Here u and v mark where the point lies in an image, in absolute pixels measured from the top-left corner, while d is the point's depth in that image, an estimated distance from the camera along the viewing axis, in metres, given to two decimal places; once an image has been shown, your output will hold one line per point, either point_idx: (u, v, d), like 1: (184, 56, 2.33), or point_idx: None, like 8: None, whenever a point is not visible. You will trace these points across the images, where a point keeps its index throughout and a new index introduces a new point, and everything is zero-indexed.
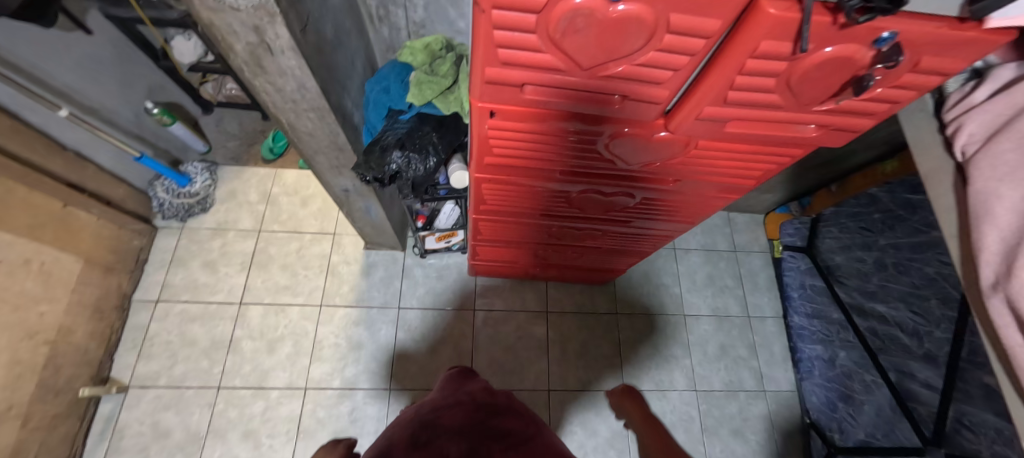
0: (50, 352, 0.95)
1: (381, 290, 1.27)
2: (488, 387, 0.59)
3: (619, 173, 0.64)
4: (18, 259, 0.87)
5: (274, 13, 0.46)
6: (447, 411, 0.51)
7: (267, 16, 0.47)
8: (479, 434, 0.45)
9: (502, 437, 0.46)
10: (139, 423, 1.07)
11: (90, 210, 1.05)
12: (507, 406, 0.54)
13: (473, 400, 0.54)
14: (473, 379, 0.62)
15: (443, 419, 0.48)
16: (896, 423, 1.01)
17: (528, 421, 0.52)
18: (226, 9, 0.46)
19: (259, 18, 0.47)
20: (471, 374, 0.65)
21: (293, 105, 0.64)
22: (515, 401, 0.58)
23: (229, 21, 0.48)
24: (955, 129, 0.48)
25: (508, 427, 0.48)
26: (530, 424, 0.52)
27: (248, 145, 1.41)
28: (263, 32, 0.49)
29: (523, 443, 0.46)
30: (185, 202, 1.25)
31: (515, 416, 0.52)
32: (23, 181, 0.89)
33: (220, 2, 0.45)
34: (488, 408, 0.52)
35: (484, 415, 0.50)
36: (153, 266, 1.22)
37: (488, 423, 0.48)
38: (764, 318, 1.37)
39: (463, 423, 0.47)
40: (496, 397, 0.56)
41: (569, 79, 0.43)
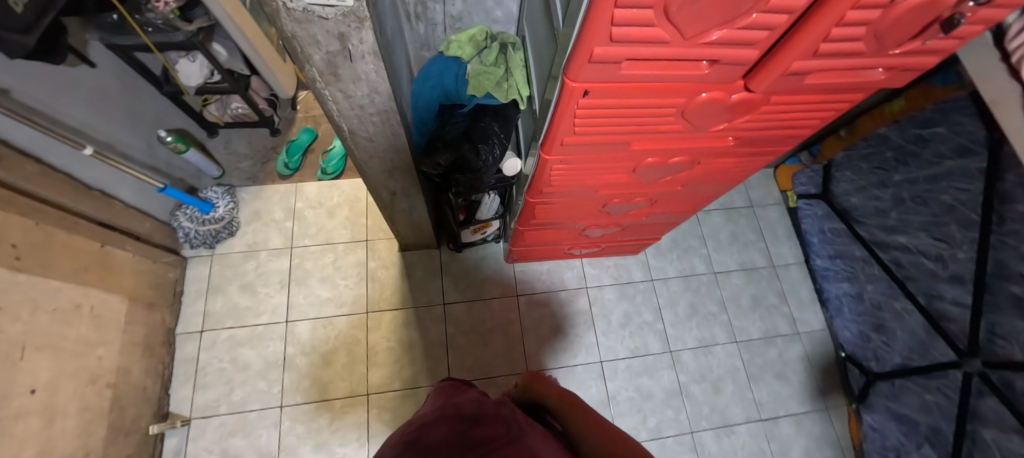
0: (113, 395, 0.94)
1: (424, 289, 1.28)
2: (477, 398, 0.60)
3: (687, 140, 0.66)
4: (67, 305, 0.86)
5: (363, 18, 0.47)
6: (428, 430, 0.51)
7: (355, 22, 0.47)
8: (455, 446, 0.45)
9: (476, 445, 0.45)
10: (208, 452, 1.07)
11: (125, 247, 1.03)
12: (493, 414, 0.54)
13: (457, 414, 0.54)
14: (460, 394, 0.63)
15: (427, 436, 0.48)
16: (930, 343, 1.07)
17: (510, 424, 0.52)
18: (313, 19, 0.46)
19: (347, 24, 0.47)
20: (460, 388, 0.66)
21: (359, 111, 0.64)
22: (505, 407, 0.58)
23: (313, 31, 0.48)
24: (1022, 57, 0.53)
25: (488, 434, 0.48)
26: (514, 429, 0.50)
27: (262, 164, 1.39)
28: (347, 39, 0.50)
29: (496, 446, 0.45)
30: (211, 228, 1.23)
31: (497, 422, 0.51)
32: (62, 225, 0.87)
33: (309, 13, 0.45)
34: (472, 419, 0.52)
35: (466, 425, 0.50)
36: (191, 297, 1.20)
37: (469, 434, 0.48)
38: (788, 265, 1.45)
39: (441, 436, 0.48)
40: (482, 407, 0.56)
41: (668, 50, 0.45)
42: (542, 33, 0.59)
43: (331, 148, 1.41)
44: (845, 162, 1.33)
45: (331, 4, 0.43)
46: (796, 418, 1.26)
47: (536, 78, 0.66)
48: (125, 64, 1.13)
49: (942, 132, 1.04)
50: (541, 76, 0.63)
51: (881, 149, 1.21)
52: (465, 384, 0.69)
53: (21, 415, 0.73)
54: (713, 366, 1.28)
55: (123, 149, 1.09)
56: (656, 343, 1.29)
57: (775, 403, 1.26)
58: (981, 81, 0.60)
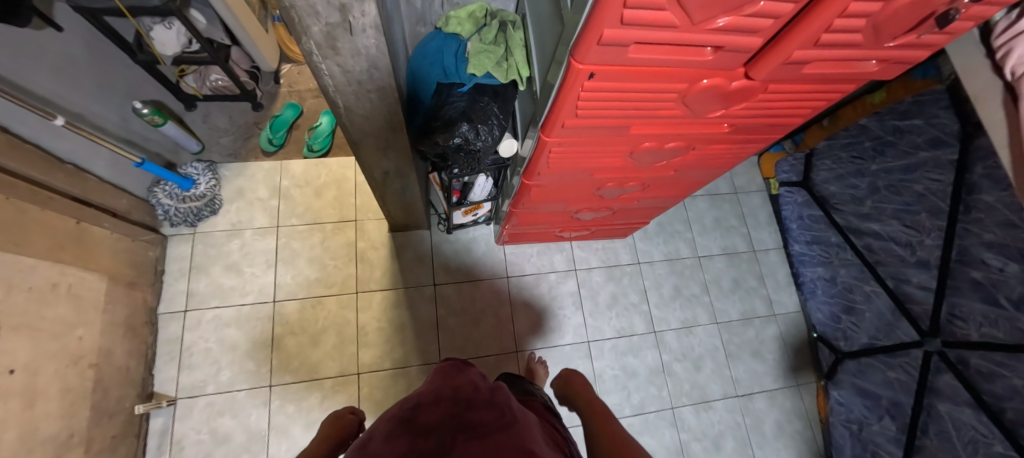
0: (96, 375, 0.92)
1: (416, 269, 1.27)
2: (474, 381, 0.62)
3: (684, 126, 0.67)
4: (45, 284, 0.83)
5: None
6: (423, 407, 0.54)
7: None
8: (449, 428, 0.49)
9: (469, 429, 0.48)
10: (196, 432, 1.06)
11: (102, 224, 0.99)
12: (487, 399, 0.56)
13: (453, 395, 0.57)
14: (458, 375, 0.65)
15: (421, 416, 0.52)
16: (896, 324, 1.14)
17: (504, 410, 0.54)
18: None
19: None
20: (460, 367, 0.68)
21: (356, 87, 0.63)
22: (500, 392, 0.61)
23: (313, 2, 0.45)
24: (1005, 53, 0.55)
25: (482, 420, 0.51)
26: (506, 414, 0.53)
27: (244, 139, 1.35)
28: (349, 11, 0.48)
29: (488, 432, 0.48)
30: (192, 206, 1.19)
31: (491, 409, 0.54)
32: (33, 200, 0.83)
33: None
34: (466, 403, 0.54)
35: (459, 407, 0.53)
36: (172, 276, 1.17)
37: (462, 417, 0.51)
38: (768, 250, 1.51)
39: (435, 417, 0.51)
40: (477, 389, 0.59)
41: (676, 34, 0.45)
42: (548, 12, 0.57)
43: (318, 125, 1.37)
44: (827, 151, 1.37)
45: None
46: (769, 394, 1.33)
47: (538, 60, 0.65)
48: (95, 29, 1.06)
49: (918, 124, 1.08)
50: (544, 58, 0.62)
51: (861, 139, 1.26)
52: (465, 365, 0.71)
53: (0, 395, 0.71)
54: (694, 346, 1.34)
55: (96, 120, 1.03)
56: (641, 324, 1.33)
57: (751, 380, 1.33)
58: (964, 75, 0.63)
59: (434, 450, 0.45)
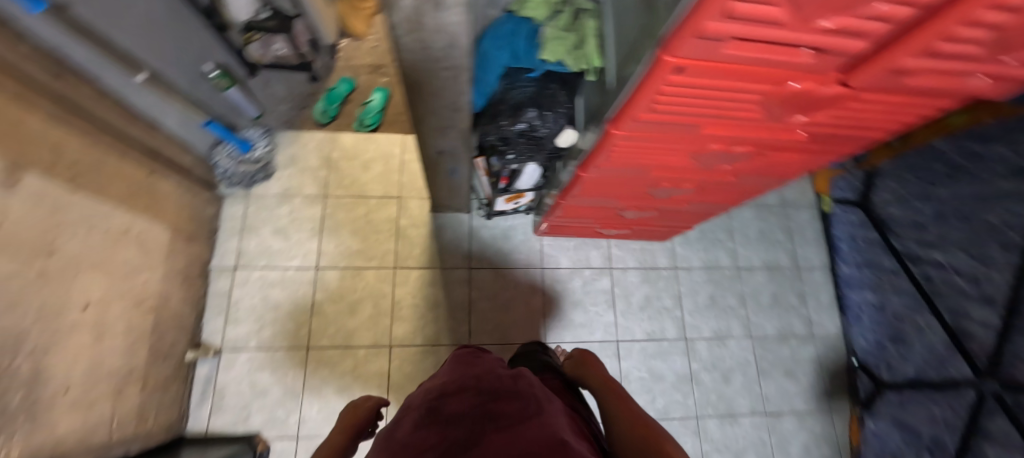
0: (155, 319, 0.98)
1: (453, 251, 1.29)
2: (496, 370, 0.66)
3: (759, 129, 0.65)
4: (117, 229, 0.88)
5: None
6: (450, 399, 0.58)
7: None
8: (475, 419, 0.52)
9: (495, 419, 0.52)
10: (237, 383, 1.12)
11: (169, 179, 1.04)
12: (510, 388, 0.60)
13: (476, 385, 0.60)
14: (479, 365, 0.69)
15: (447, 406, 0.56)
16: (949, 359, 1.07)
17: (528, 400, 0.57)
18: None
19: None
20: (480, 357, 0.72)
21: (431, 64, 0.64)
22: (523, 380, 0.64)
23: None
24: None
25: (507, 409, 0.54)
26: (530, 404, 0.56)
27: (299, 108, 1.41)
28: None
29: (514, 421, 0.51)
30: (248, 169, 1.24)
31: (515, 398, 0.57)
32: (113, 150, 0.88)
33: None
34: (489, 392, 0.58)
35: (484, 397, 0.57)
36: (226, 234, 1.22)
37: (487, 407, 0.55)
38: (812, 268, 1.46)
39: (461, 408, 0.55)
40: (500, 379, 0.62)
41: (778, 32, 0.43)
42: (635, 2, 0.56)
43: (370, 101, 1.40)
44: (890, 171, 1.29)
45: None
46: (799, 415, 1.29)
47: (615, 52, 0.64)
48: None
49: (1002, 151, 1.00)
50: (624, 49, 0.60)
51: (930, 162, 1.16)
52: (483, 355, 0.75)
53: (74, 328, 0.77)
54: (726, 357, 1.31)
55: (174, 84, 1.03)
56: (673, 330, 1.31)
57: (781, 399, 1.30)
58: None
59: (463, 440, 0.49)
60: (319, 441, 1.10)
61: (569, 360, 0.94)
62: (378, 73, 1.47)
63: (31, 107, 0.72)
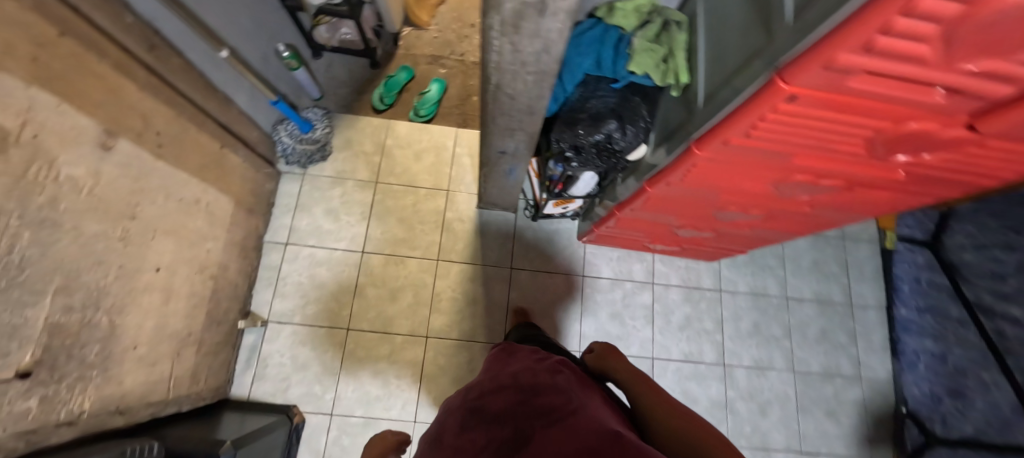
0: (214, 286, 1.02)
1: (495, 249, 1.29)
2: (532, 365, 0.69)
3: (856, 165, 0.61)
4: (190, 198, 0.92)
5: None
6: (493, 397, 0.62)
7: None
8: (521, 416, 0.56)
9: (542, 414, 0.54)
10: (280, 355, 1.16)
11: (238, 153, 1.08)
12: (550, 382, 0.62)
13: (517, 382, 0.63)
14: (513, 363, 0.72)
15: (492, 404, 0.60)
16: (1014, 423, 1.15)
17: (571, 392, 0.60)
18: None
19: None
20: (513, 355, 0.75)
21: (517, 67, 0.63)
22: (561, 373, 0.66)
23: None
24: None
25: (551, 402, 0.57)
26: (572, 396, 0.58)
27: (358, 93, 1.42)
28: None
29: (561, 414, 0.54)
30: (307, 148, 1.27)
31: (556, 391, 0.59)
32: (194, 122, 0.92)
33: None
34: (530, 388, 0.61)
35: (526, 394, 0.60)
36: (280, 210, 1.26)
37: (531, 403, 0.57)
38: (866, 308, 1.35)
39: (505, 406, 0.59)
40: (537, 373, 0.65)
41: (915, 71, 0.39)
42: (750, 22, 0.53)
43: (427, 91, 1.41)
44: (969, 215, 1.32)
45: None
46: None
47: (712, 72, 0.61)
48: None
49: None
50: (723, 68, 0.58)
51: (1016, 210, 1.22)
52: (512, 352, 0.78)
53: (146, 288, 0.82)
54: (764, 389, 1.26)
55: (252, 62, 1.10)
56: (711, 354, 1.27)
57: (819, 439, 1.24)
58: None
59: (514, 439, 0.52)
60: (353, 420, 1.13)
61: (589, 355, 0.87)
62: (437, 64, 1.48)
63: (129, 76, 0.75)
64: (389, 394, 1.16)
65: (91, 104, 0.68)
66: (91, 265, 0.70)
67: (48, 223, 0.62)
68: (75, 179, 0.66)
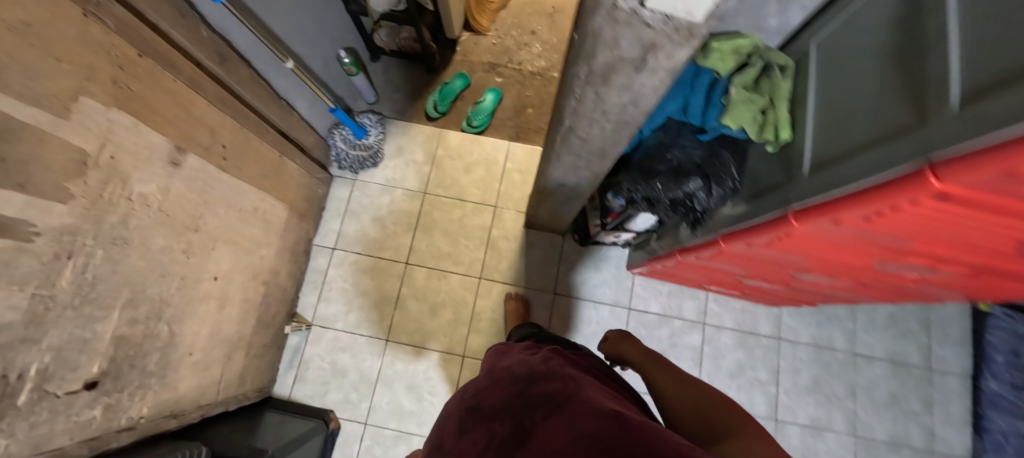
0: (265, 291, 1.04)
1: (539, 272, 1.24)
2: (525, 356, 0.65)
3: (995, 261, 0.50)
4: (249, 207, 0.93)
5: (694, 35, 0.39)
6: (490, 393, 0.58)
7: (681, 37, 0.39)
8: (519, 408, 0.52)
9: (539, 404, 0.50)
10: (321, 359, 1.18)
11: (295, 160, 1.09)
12: (546, 368, 0.58)
13: (512, 375, 0.60)
14: (507, 357, 0.69)
15: (489, 401, 0.56)
16: None
17: (565, 375, 0.56)
18: (634, 23, 0.39)
19: (669, 38, 0.40)
20: (508, 351, 0.72)
21: (597, 115, 0.57)
22: (554, 357, 0.62)
23: (621, 34, 0.41)
24: None
25: (546, 389, 0.53)
26: (570, 379, 0.54)
27: (412, 99, 1.40)
28: (654, 52, 0.42)
29: (557, 400, 0.50)
30: (359, 154, 1.27)
31: (554, 377, 0.55)
32: (257, 132, 0.93)
33: (636, 15, 0.38)
34: (526, 378, 0.57)
35: (521, 385, 0.56)
36: (330, 214, 1.28)
37: (528, 393, 0.53)
38: (947, 373, 1.22)
39: (501, 401, 0.55)
40: (532, 362, 0.61)
41: None
42: (895, 94, 0.44)
43: (482, 101, 1.37)
44: None
45: (672, 14, 0.37)
46: None
47: (830, 138, 0.52)
48: None
49: None
50: (850, 138, 0.49)
51: None
52: (508, 348, 0.76)
53: (204, 297, 0.84)
54: (819, 451, 1.16)
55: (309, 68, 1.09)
56: (763, 407, 1.18)
57: None
58: None
59: (514, 435, 0.48)
60: (386, 432, 1.14)
61: (604, 342, 0.92)
62: (493, 72, 1.44)
63: (200, 92, 0.76)
64: (422, 410, 1.16)
65: (164, 121, 0.69)
66: (156, 278, 0.72)
67: (119, 240, 0.64)
68: (145, 196, 0.67)
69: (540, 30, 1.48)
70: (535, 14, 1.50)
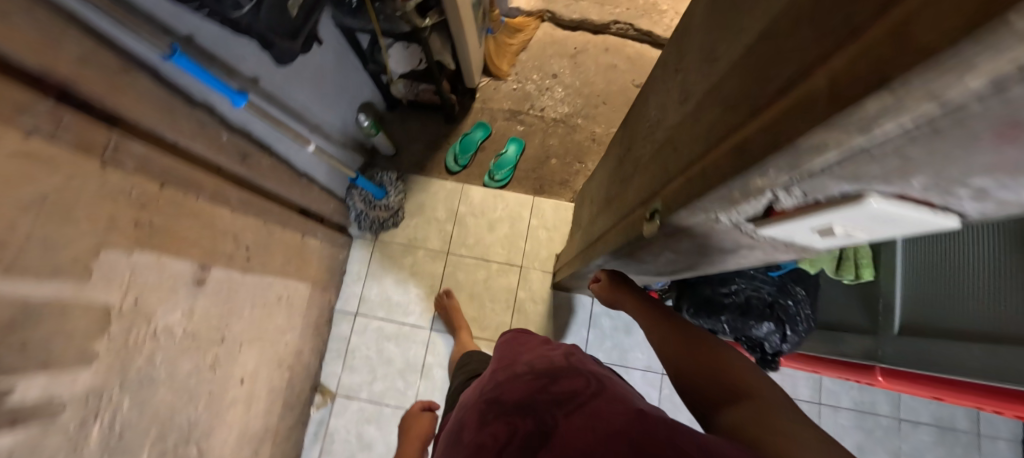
0: (290, 374, 1.01)
1: (569, 336, 1.20)
2: (544, 349, 0.61)
3: None
4: (273, 297, 0.90)
5: (807, 249, 0.34)
6: (507, 385, 0.53)
7: (790, 248, 0.35)
8: (540, 404, 0.47)
9: (563, 402, 0.46)
10: (346, 431, 1.15)
11: (317, 235, 1.05)
12: (568, 366, 0.54)
13: (531, 368, 0.55)
14: (522, 346, 0.63)
15: (506, 395, 0.51)
16: None
17: (590, 375, 0.52)
18: (732, 231, 0.35)
19: (776, 246, 0.35)
20: (522, 342, 0.65)
21: (661, 259, 0.53)
22: (576, 355, 0.58)
23: (714, 233, 0.37)
24: None
25: (568, 387, 0.49)
26: (592, 381, 0.50)
27: (432, 151, 1.35)
28: (749, 248, 0.38)
29: (583, 401, 0.46)
30: (379, 215, 1.22)
31: (575, 375, 0.51)
32: (279, 220, 0.89)
33: (736, 230, 0.34)
34: (547, 372, 0.53)
35: (543, 381, 0.51)
36: (351, 278, 1.24)
37: (549, 392, 0.49)
38: (996, 438, 1.16)
39: (524, 395, 0.49)
40: (552, 357, 0.57)
41: None
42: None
43: (504, 153, 1.33)
44: None
45: (788, 241, 0.32)
46: None
47: (914, 315, 0.77)
48: (346, 42, 1.03)
49: None
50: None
51: None
52: (523, 335, 0.69)
53: (231, 403, 0.80)
54: None
55: (317, 144, 1.03)
56: None
57: None
58: None
59: (536, 434, 0.43)
60: None
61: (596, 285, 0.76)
62: (515, 120, 1.38)
63: (224, 201, 0.71)
64: None
65: (189, 244, 0.65)
66: (184, 403, 0.68)
67: (146, 380, 0.60)
68: (171, 326, 0.63)
69: (562, 72, 1.42)
70: (556, 55, 1.43)
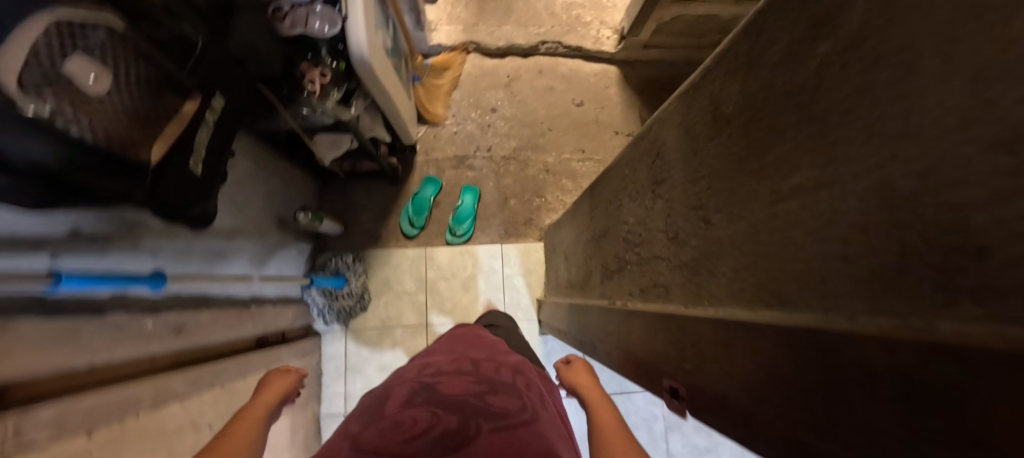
0: None
1: None
2: (494, 363, 0.66)
3: None
4: None
5: None
6: (447, 381, 0.56)
7: None
8: (471, 409, 0.49)
9: (494, 416, 0.48)
10: None
11: (282, 358, 0.95)
12: (510, 386, 0.58)
13: (477, 376, 0.59)
14: (476, 354, 0.69)
15: (444, 387, 0.55)
16: None
17: (525, 401, 0.55)
18: None
19: None
20: (478, 348, 0.73)
21: None
22: (520, 379, 0.62)
23: None
24: None
25: (503, 405, 0.51)
26: (527, 409, 0.53)
27: (383, 219, 1.25)
28: None
29: (511, 424, 0.48)
30: (344, 304, 1.15)
31: (512, 395, 0.55)
32: (236, 371, 0.79)
33: None
34: (489, 384, 0.57)
35: (482, 388, 0.55)
36: (330, 377, 1.15)
37: (484, 400, 0.52)
38: None
39: (461, 394, 0.53)
40: (499, 374, 0.62)
41: None
42: None
43: (459, 205, 1.26)
44: None
45: None
46: None
47: None
48: (263, 143, 0.91)
49: None
50: None
51: None
52: (476, 344, 0.75)
53: None
54: None
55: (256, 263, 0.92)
56: None
57: None
58: None
59: (455, 432, 0.45)
60: None
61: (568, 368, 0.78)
62: (464, 166, 1.31)
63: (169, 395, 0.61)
64: None
65: None
66: None
67: None
68: None
69: (500, 105, 1.35)
70: (491, 88, 1.36)
